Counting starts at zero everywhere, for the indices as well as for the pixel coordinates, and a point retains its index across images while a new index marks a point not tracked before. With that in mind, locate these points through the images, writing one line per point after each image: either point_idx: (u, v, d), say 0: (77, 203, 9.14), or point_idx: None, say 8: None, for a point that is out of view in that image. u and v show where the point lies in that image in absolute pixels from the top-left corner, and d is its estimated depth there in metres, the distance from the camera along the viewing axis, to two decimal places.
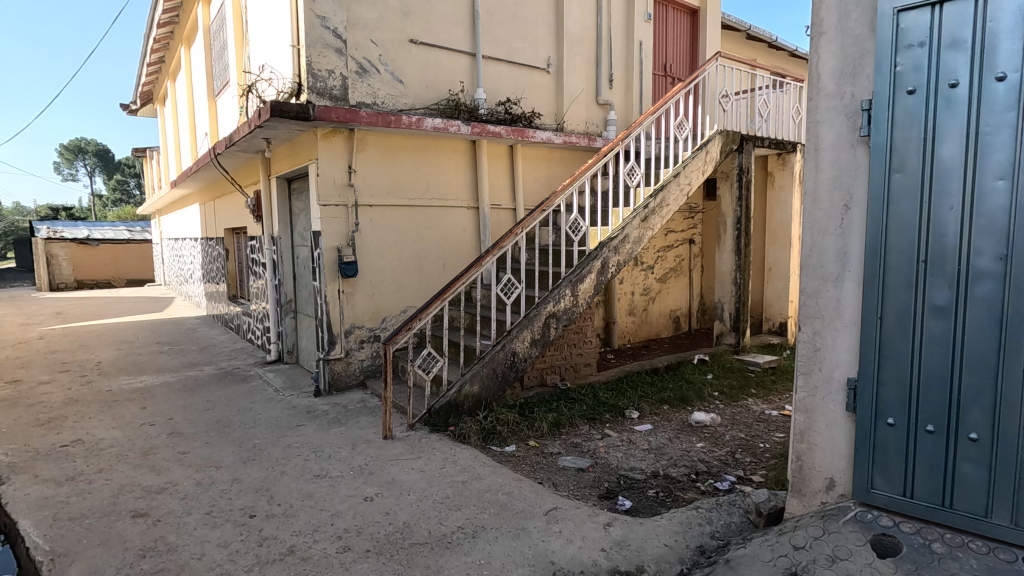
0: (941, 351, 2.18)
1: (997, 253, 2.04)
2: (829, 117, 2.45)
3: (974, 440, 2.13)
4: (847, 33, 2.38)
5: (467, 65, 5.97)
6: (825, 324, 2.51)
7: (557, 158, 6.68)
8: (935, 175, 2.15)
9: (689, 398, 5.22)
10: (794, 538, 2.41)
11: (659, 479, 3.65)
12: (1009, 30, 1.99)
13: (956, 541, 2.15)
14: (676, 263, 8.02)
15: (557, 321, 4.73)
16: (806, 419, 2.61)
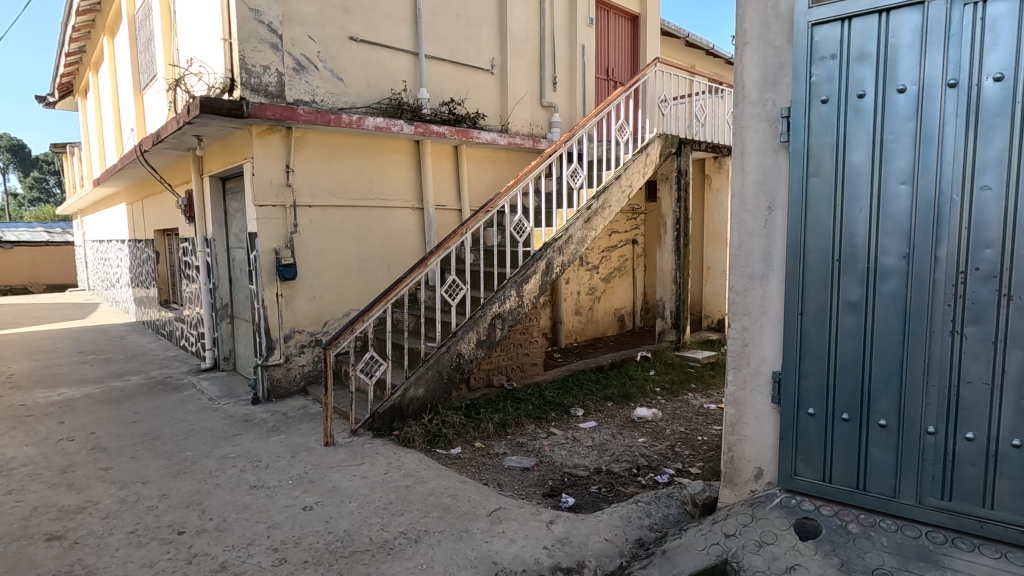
0: (854, 344, 2.34)
1: (901, 252, 2.21)
2: (754, 123, 2.55)
3: (883, 425, 2.29)
4: (768, 44, 2.50)
5: (410, 64, 5.90)
6: (752, 321, 2.62)
7: (502, 159, 6.71)
8: (847, 180, 2.29)
9: (632, 394, 5.36)
10: (725, 526, 2.50)
11: (602, 475, 3.73)
12: (908, 46, 2.16)
13: (869, 521, 2.30)
14: (620, 262, 8.22)
15: (503, 323, 4.75)
16: (736, 412, 2.72)
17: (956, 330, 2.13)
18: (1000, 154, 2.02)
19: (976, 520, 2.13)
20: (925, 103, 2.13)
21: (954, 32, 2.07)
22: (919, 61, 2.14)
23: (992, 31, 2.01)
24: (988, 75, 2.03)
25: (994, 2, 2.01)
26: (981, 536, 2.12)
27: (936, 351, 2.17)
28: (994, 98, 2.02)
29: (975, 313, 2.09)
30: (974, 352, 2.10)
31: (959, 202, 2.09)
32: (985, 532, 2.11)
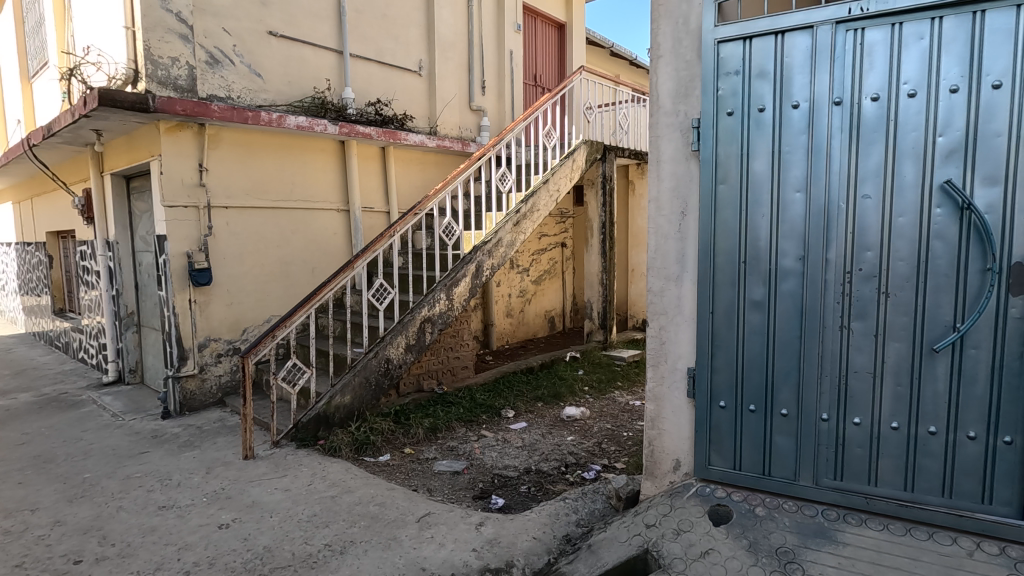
0: (759, 341, 2.51)
1: (797, 254, 2.40)
2: (667, 132, 2.68)
3: (784, 414, 2.49)
4: (680, 58, 2.63)
5: (334, 62, 5.74)
6: (669, 320, 2.75)
7: (431, 162, 6.67)
8: (750, 188, 2.47)
9: (561, 394, 5.48)
10: (646, 517, 2.60)
11: (531, 475, 3.79)
12: (800, 66, 2.36)
13: (774, 503, 2.48)
14: (550, 265, 8.38)
15: (432, 327, 4.71)
16: (655, 407, 2.83)
17: (844, 325, 2.35)
18: (878, 166, 2.25)
19: (863, 496, 2.35)
20: (816, 118, 2.33)
21: (838, 55, 2.29)
22: (809, 79, 2.35)
23: (870, 56, 2.24)
24: (866, 95, 2.26)
25: (870, 30, 2.24)
26: (868, 511, 2.35)
27: (828, 344, 2.38)
28: (872, 116, 2.25)
29: (860, 310, 2.32)
30: (859, 344, 2.33)
31: (845, 209, 2.31)
32: (871, 507, 2.34)
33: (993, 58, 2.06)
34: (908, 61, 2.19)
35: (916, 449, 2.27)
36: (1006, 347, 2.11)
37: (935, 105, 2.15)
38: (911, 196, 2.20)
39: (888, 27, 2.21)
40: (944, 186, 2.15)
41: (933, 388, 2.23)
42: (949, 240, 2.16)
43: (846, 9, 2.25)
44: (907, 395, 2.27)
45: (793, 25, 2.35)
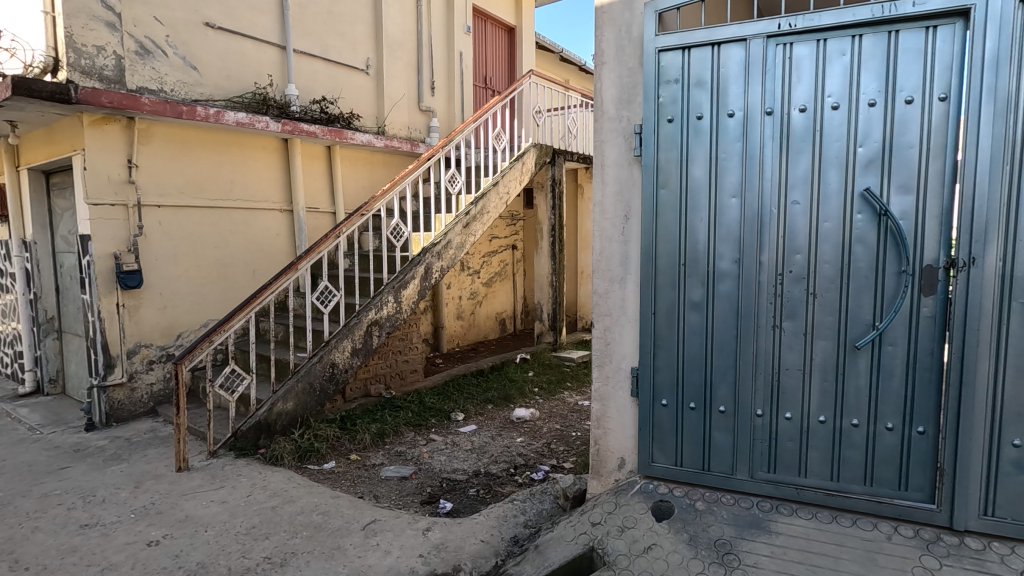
0: (698, 340, 2.60)
1: (733, 257, 2.50)
2: (611, 137, 2.73)
3: (722, 411, 2.58)
4: (623, 65, 2.68)
5: (276, 58, 5.56)
6: (613, 321, 2.79)
7: (379, 162, 6.55)
8: (689, 193, 2.55)
9: (511, 395, 5.49)
10: (591, 515, 2.63)
11: (480, 477, 3.78)
12: (735, 76, 2.46)
13: (713, 498, 2.58)
14: (501, 267, 8.39)
15: (380, 330, 4.62)
16: (600, 406, 2.87)
17: (776, 325, 2.46)
18: (806, 174, 2.38)
19: (794, 487, 2.48)
20: (750, 126, 2.44)
21: (769, 67, 2.41)
22: (743, 90, 2.45)
23: (797, 70, 2.37)
24: (795, 106, 2.38)
25: (798, 45, 2.37)
26: (798, 501, 2.48)
27: (762, 343, 2.49)
28: (801, 127, 2.37)
29: (790, 310, 2.44)
30: (790, 343, 2.45)
31: (777, 214, 2.43)
32: (801, 497, 2.46)
33: (906, 75, 2.22)
34: (831, 75, 2.33)
35: (841, 441, 2.41)
36: (919, 344, 2.27)
37: (856, 117, 2.30)
38: (835, 202, 2.34)
39: (813, 43, 2.34)
40: (864, 193, 2.29)
41: (855, 383, 2.37)
42: (869, 244, 2.30)
43: (776, 25, 2.37)
44: (833, 390, 2.41)
45: (728, 37, 2.45)
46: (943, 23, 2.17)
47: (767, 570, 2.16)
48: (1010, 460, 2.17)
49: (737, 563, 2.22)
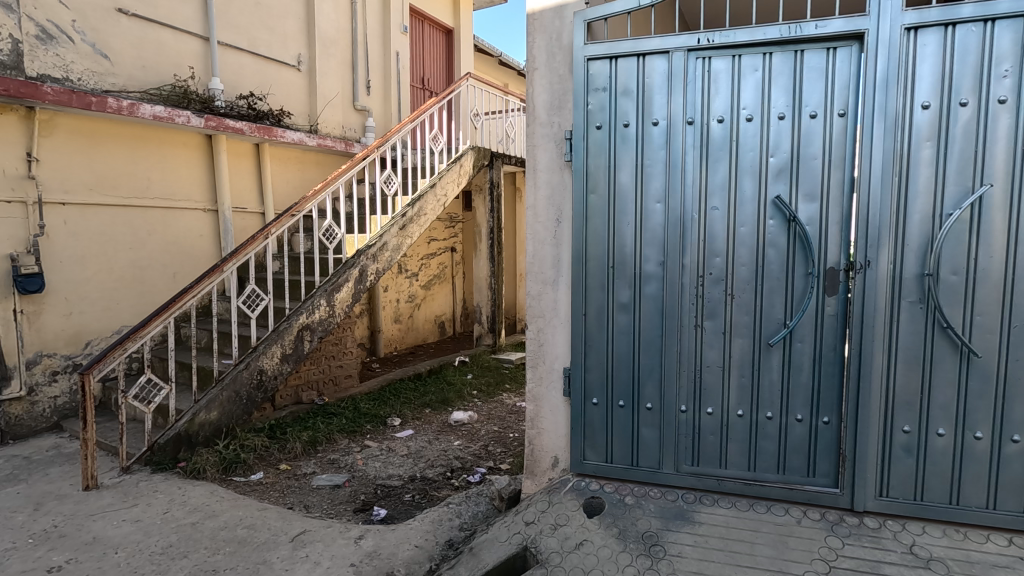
0: (626, 340, 2.69)
1: (657, 260, 2.61)
2: (543, 142, 2.77)
3: (649, 408, 2.68)
4: (554, 71, 2.73)
5: (199, 49, 5.28)
6: (546, 323, 2.83)
7: (311, 162, 6.36)
8: (617, 198, 2.64)
9: (449, 399, 5.46)
10: (525, 515, 2.64)
11: (415, 482, 3.74)
12: (658, 87, 2.57)
13: (641, 492, 2.67)
14: (439, 270, 8.34)
15: (312, 335, 4.47)
16: (534, 407, 2.90)
17: (698, 324, 2.59)
18: (723, 181, 2.52)
19: (715, 478, 2.61)
20: (672, 135, 2.55)
21: (690, 79, 2.53)
22: (666, 100, 2.56)
23: (715, 82, 2.51)
24: (713, 117, 2.51)
25: (715, 59, 2.50)
26: (719, 491, 2.61)
27: (685, 342, 2.61)
28: (719, 136, 2.51)
29: (710, 310, 2.57)
30: (710, 341, 2.58)
31: (698, 219, 2.55)
32: (722, 488, 2.60)
33: (810, 92, 2.40)
34: (745, 89, 2.48)
35: (757, 433, 2.56)
36: (824, 340, 2.45)
37: (767, 129, 2.45)
38: (750, 208, 2.49)
39: (729, 58, 2.49)
40: (776, 201, 2.45)
41: (769, 377, 2.53)
42: (779, 247, 2.47)
43: (696, 39, 2.49)
44: (749, 385, 2.55)
45: (652, 49, 2.55)
46: (841, 45, 2.36)
47: (690, 559, 2.26)
48: (902, 445, 2.38)
49: (663, 554, 2.31)
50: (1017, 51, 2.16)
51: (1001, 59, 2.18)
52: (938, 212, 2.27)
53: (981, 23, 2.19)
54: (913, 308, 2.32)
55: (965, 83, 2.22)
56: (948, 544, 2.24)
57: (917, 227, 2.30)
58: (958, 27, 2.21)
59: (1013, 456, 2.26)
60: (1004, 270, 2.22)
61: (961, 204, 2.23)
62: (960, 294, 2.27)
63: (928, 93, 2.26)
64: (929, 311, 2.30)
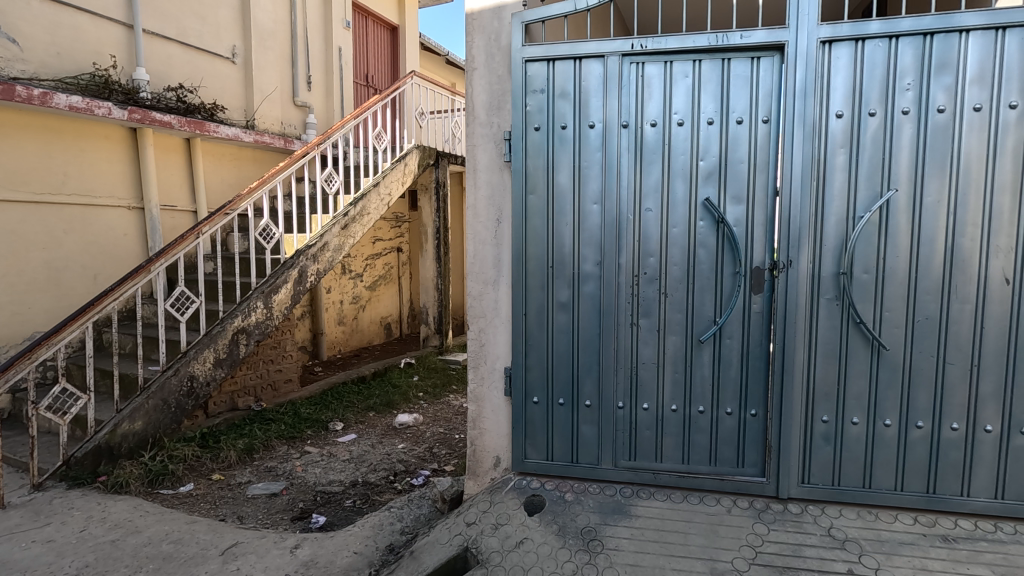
0: (565, 339, 2.73)
1: (595, 260, 2.66)
2: (483, 142, 2.76)
3: (588, 405, 2.73)
4: (493, 72, 2.73)
5: (121, 37, 4.96)
6: (487, 322, 2.83)
7: (247, 158, 6.13)
8: (555, 200, 2.68)
9: (394, 401, 5.38)
10: (466, 515, 2.63)
11: (357, 487, 3.66)
12: (595, 90, 2.62)
13: (581, 489, 2.72)
14: (385, 270, 8.21)
15: (248, 338, 4.29)
16: (476, 407, 2.89)
17: (634, 322, 2.66)
18: (657, 183, 2.59)
19: (651, 472, 2.69)
20: (608, 137, 2.61)
21: (624, 84, 2.59)
22: (602, 103, 2.62)
23: (649, 87, 2.58)
24: (647, 121, 2.59)
25: (649, 64, 2.58)
26: (655, 484, 2.69)
27: (622, 340, 2.67)
28: (652, 139, 2.59)
29: (645, 308, 2.64)
30: (646, 338, 2.66)
31: (633, 220, 2.62)
32: (658, 481, 2.68)
33: (737, 99, 2.51)
34: (677, 94, 2.56)
35: (690, 427, 2.65)
36: (750, 336, 2.57)
37: (697, 134, 2.55)
38: (682, 210, 2.58)
39: (661, 64, 2.57)
40: (705, 203, 2.55)
41: (700, 372, 2.63)
42: (709, 248, 2.57)
43: (630, 44, 2.55)
44: (682, 380, 2.65)
45: (589, 53, 2.60)
46: (764, 55, 2.48)
47: (627, 552, 2.32)
48: (821, 434, 2.52)
49: (601, 548, 2.36)
50: (917, 66, 2.33)
51: (904, 73, 2.35)
52: (851, 214, 2.42)
53: (888, 39, 2.34)
54: (830, 305, 2.47)
55: (874, 94, 2.38)
56: (861, 525, 2.40)
57: (833, 229, 2.44)
58: (866, 43, 2.36)
59: (917, 441, 2.45)
60: (908, 269, 2.39)
61: (871, 207, 2.39)
62: (871, 291, 2.43)
63: (842, 102, 2.40)
64: (845, 308, 2.45)
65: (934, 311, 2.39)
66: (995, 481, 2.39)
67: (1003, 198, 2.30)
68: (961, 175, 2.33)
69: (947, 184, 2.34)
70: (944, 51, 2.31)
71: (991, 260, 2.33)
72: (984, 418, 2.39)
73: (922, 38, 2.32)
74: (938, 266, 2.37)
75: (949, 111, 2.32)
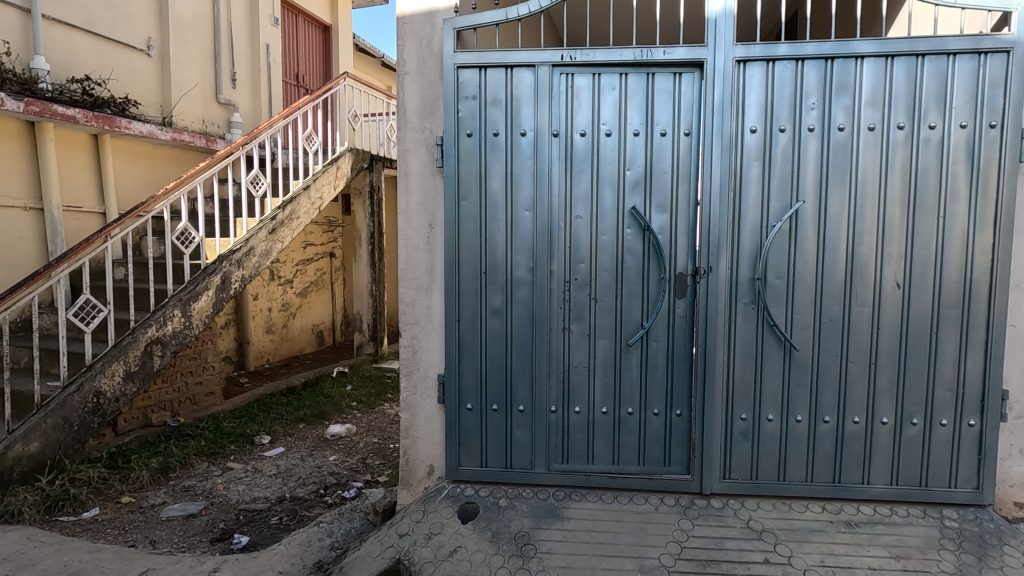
0: (498, 344, 2.74)
1: (527, 266, 2.69)
2: (415, 147, 2.73)
3: (521, 410, 2.75)
4: (424, 77, 2.71)
5: (17, 21, 4.48)
6: (420, 329, 2.78)
7: (164, 157, 5.76)
8: (488, 206, 2.69)
9: (325, 412, 5.20)
10: (399, 526, 2.57)
11: (284, 503, 3.50)
12: (526, 98, 2.66)
13: (514, 494, 2.72)
14: (317, 276, 7.94)
15: (164, 349, 4.01)
16: (409, 416, 2.83)
17: (566, 327, 2.71)
18: (586, 192, 2.66)
19: (583, 474, 2.74)
20: (539, 146, 2.65)
21: (555, 93, 2.64)
22: (533, 112, 2.66)
23: (578, 97, 2.65)
24: (577, 131, 2.65)
25: (577, 76, 2.65)
26: (587, 486, 2.73)
27: (554, 345, 2.71)
28: (582, 149, 2.65)
29: (577, 313, 2.70)
30: (577, 343, 2.71)
31: (563, 227, 2.67)
32: (589, 482, 2.73)
33: (660, 112, 2.62)
34: (604, 106, 2.64)
35: (620, 428, 2.73)
36: (675, 339, 2.68)
37: (624, 144, 2.64)
38: (610, 217, 2.66)
39: (590, 76, 2.64)
40: (632, 211, 2.64)
41: (629, 374, 2.71)
42: (636, 254, 2.66)
43: (559, 56, 2.61)
44: (612, 382, 2.72)
45: (520, 62, 2.63)
46: (685, 71, 2.61)
47: (559, 555, 2.35)
48: (740, 431, 2.66)
49: (534, 552, 2.38)
50: (820, 87, 2.53)
51: (809, 93, 2.53)
52: (765, 223, 2.58)
53: (794, 61, 2.52)
54: (747, 309, 2.62)
55: (783, 111, 2.55)
56: (776, 515, 2.55)
57: (749, 237, 2.59)
58: (776, 64, 2.54)
59: (825, 435, 2.63)
60: (814, 274, 2.58)
61: (782, 216, 2.56)
62: (782, 295, 2.60)
63: (756, 119, 2.56)
64: (760, 311, 2.61)
65: (837, 313, 2.58)
66: (892, 469, 2.60)
67: (894, 210, 2.52)
68: (859, 188, 2.53)
69: (847, 196, 2.54)
70: (843, 75, 2.51)
71: (885, 266, 2.54)
72: (881, 411, 2.60)
73: (824, 62, 2.52)
74: (841, 272, 2.57)
75: (848, 129, 2.53)
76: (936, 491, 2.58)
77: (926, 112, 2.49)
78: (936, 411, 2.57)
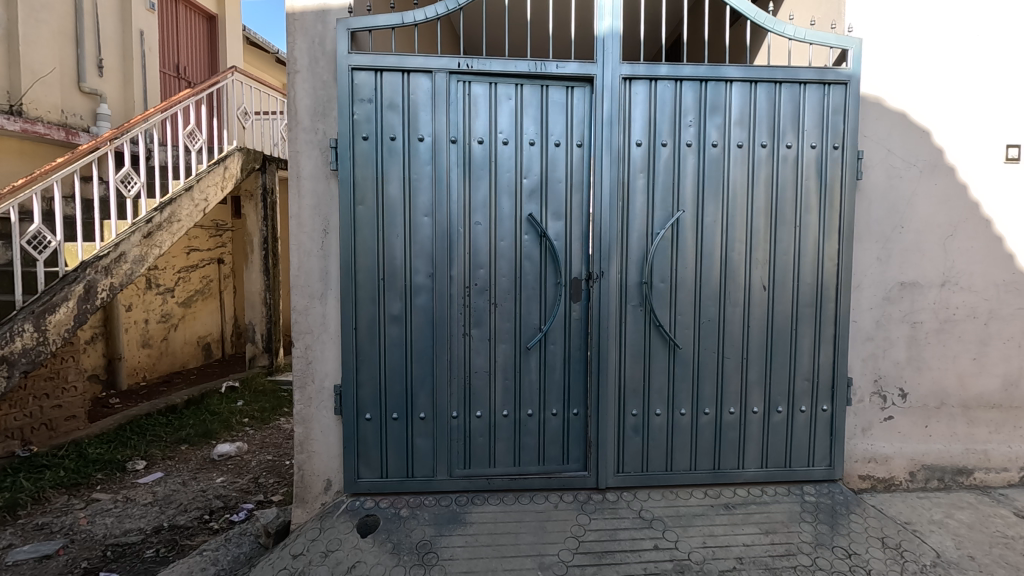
0: (398, 351, 2.70)
1: (427, 272, 2.68)
2: (307, 149, 2.62)
3: (422, 418, 2.73)
4: (316, 76, 2.61)
5: None
6: (315, 339, 2.67)
7: (14, 150, 4.99)
8: (385, 210, 2.64)
9: (213, 430, 4.80)
10: (292, 547, 2.44)
11: (161, 534, 3.20)
12: (423, 104, 2.65)
13: (416, 503, 2.68)
14: (203, 284, 7.35)
15: (11, 370, 3.53)
16: (303, 430, 2.70)
17: (466, 332, 2.73)
18: (485, 198, 2.70)
19: (485, 478, 2.76)
20: (437, 152, 2.65)
21: (451, 100, 2.66)
22: (431, 118, 2.65)
23: (475, 105, 2.68)
24: (474, 138, 2.69)
25: (475, 84, 2.68)
26: (489, 489, 2.76)
27: (454, 350, 2.72)
28: (479, 156, 2.69)
29: (476, 318, 2.72)
30: (477, 347, 2.74)
31: (463, 232, 2.69)
32: (491, 486, 2.75)
33: (555, 123, 2.72)
34: (501, 115, 2.70)
35: (520, 429, 2.79)
36: (571, 341, 2.79)
37: (521, 153, 2.71)
38: (508, 224, 2.72)
39: (486, 84, 2.69)
40: (530, 218, 2.72)
41: (529, 376, 2.78)
42: (533, 260, 2.74)
43: (456, 63, 2.63)
44: (512, 386, 2.77)
45: (416, 67, 2.62)
46: (577, 85, 2.73)
47: (461, 560, 2.35)
48: (632, 425, 2.82)
49: (435, 560, 2.36)
50: (696, 106, 2.76)
51: (687, 112, 2.76)
52: (650, 230, 2.77)
53: (673, 81, 2.73)
54: (636, 310, 2.78)
55: (665, 127, 2.75)
56: (664, 504, 2.72)
57: (636, 243, 2.76)
58: (657, 83, 2.73)
59: (705, 425, 2.86)
60: (694, 277, 2.80)
61: (665, 225, 2.75)
62: (666, 298, 2.79)
63: (641, 133, 2.74)
64: (648, 313, 2.79)
65: (714, 313, 2.82)
66: (762, 453, 2.88)
67: (760, 220, 2.81)
68: (730, 199, 2.79)
69: (721, 207, 2.79)
70: (715, 97, 2.76)
71: (753, 270, 2.82)
72: (752, 401, 2.87)
73: (699, 84, 2.75)
74: (716, 276, 2.81)
75: (720, 146, 2.78)
76: (798, 470, 2.88)
77: (783, 133, 2.79)
78: (797, 398, 2.88)
